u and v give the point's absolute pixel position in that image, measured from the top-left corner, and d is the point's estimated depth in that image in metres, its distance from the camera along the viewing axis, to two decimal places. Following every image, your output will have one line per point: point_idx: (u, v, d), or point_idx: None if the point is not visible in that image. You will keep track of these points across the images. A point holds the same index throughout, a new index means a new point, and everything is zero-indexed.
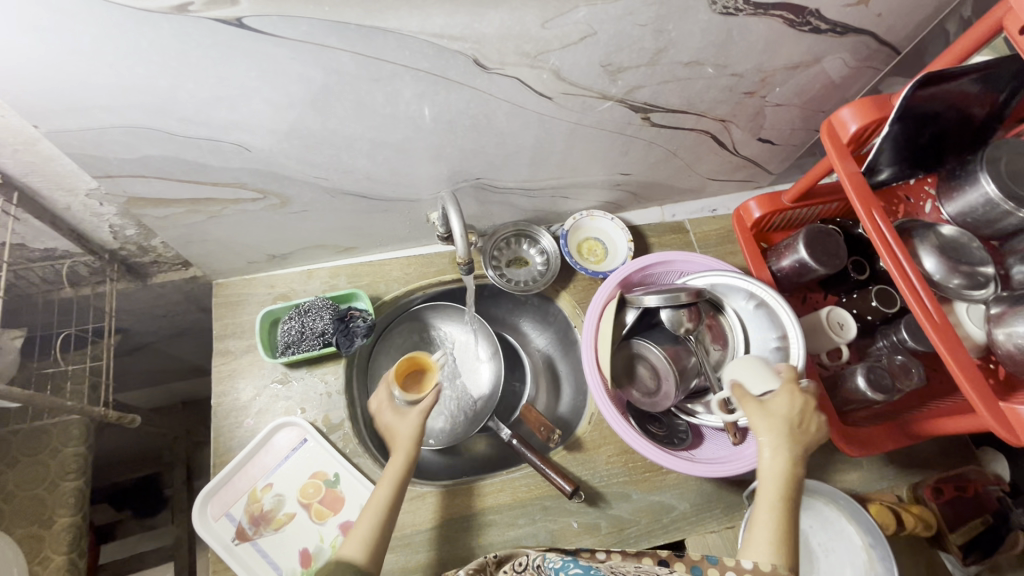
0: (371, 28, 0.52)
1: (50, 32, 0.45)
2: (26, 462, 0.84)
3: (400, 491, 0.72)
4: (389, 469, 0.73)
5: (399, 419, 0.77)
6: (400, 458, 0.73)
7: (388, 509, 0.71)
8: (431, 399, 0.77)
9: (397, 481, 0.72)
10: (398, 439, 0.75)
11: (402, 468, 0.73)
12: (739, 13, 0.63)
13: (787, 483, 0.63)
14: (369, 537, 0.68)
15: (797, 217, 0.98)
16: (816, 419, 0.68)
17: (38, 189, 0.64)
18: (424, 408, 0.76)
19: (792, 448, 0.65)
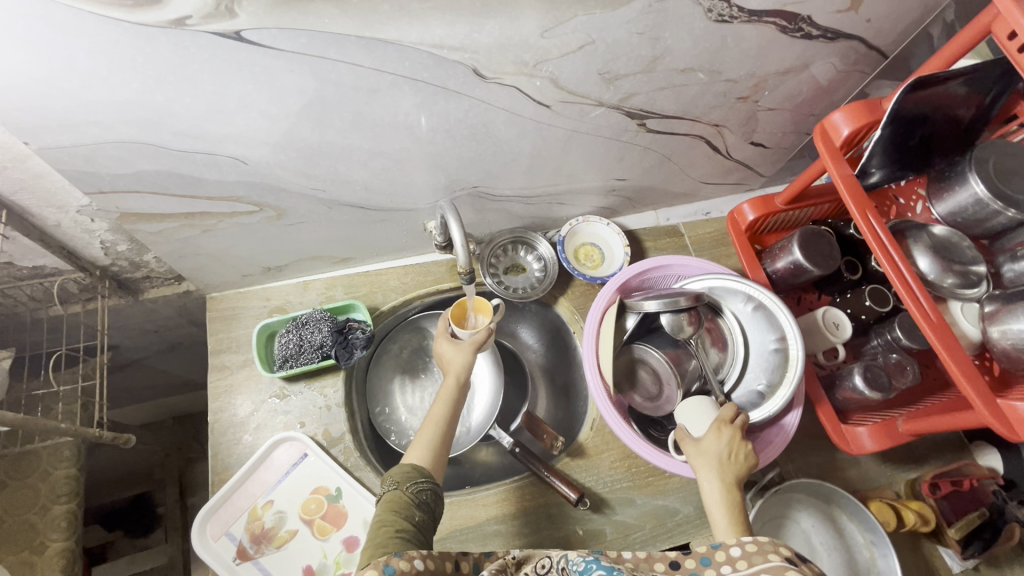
0: (371, 40, 0.51)
1: (42, 47, 0.44)
2: (16, 486, 0.81)
3: (454, 411, 0.75)
4: (444, 389, 0.75)
5: (450, 348, 0.79)
6: (454, 381, 0.76)
7: (446, 427, 0.73)
8: (483, 333, 0.79)
9: (451, 398, 0.75)
10: (449, 365, 0.77)
11: (454, 388, 0.75)
12: (734, 21, 0.64)
13: (730, 509, 0.65)
14: (433, 446, 0.70)
15: (790, 219, 1.00)
16: (744, 449, 0.70)
17: (28, 206, 0.63)
18: (477, 339, 0.78)
19: (725, 476, 0.67)
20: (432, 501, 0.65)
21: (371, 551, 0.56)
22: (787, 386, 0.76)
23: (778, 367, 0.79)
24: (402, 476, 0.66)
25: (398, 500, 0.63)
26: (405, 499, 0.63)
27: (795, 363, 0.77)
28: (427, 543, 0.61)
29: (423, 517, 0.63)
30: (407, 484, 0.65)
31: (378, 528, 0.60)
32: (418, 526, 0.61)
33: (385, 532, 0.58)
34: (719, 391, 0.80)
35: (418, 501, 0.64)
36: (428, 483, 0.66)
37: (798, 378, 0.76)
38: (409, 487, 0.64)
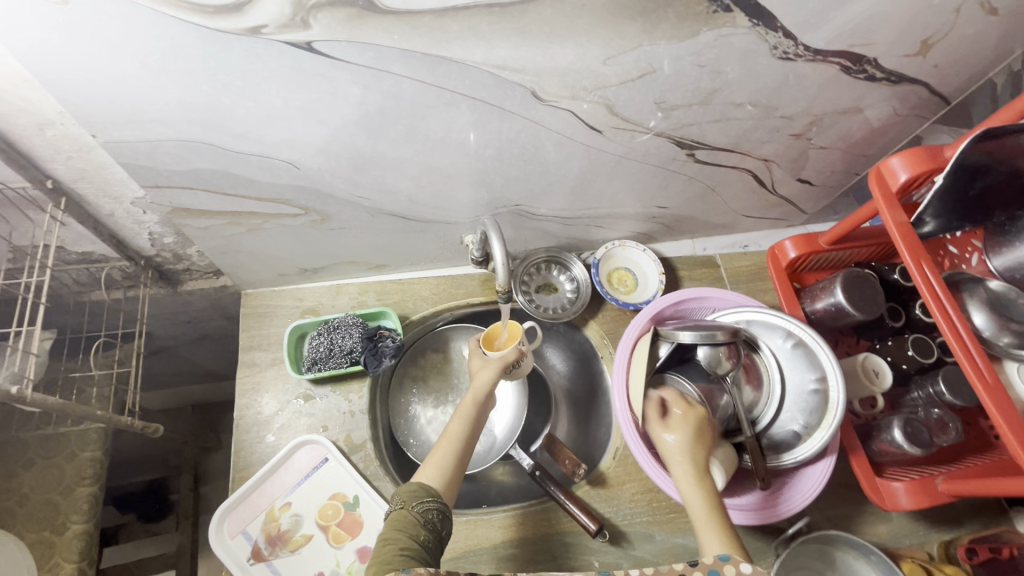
0: (435, 57, 0.52)
1: (122, 47, 0.45)
2: (44, 464, 0.83)
3: (474, 430, 0.74)
4: (462, 407, 0.75)
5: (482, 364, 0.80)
6: (473, 398, 0.75)
7: (462, 448, 0.71)
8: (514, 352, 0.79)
9: (472, 415, 0.74)
10: (475, 380, 0.77)
11: (477, 403, 0.75)
12: (797, 59, 0.63)
13: (696, 482, 0.68)
14: (446, 467, 0.68)
15: (830, 259, 0.97)
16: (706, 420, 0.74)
17: (85, 196, 0.64)
18: (505, 359, 0.78)
19: (689, 449, 0.71)
20: (440, 523, 0.63)
21: (376, 570, 0.55)
22: (825, 429, 0.76)
23: (816, 409, 0.77)
24: (409, 494, 0.65)
25: (404, 518, 0.61)
26: (412, 518, 0.61)
27: (835, 406, 0.76)
28: (430, 564, 0.59)
29: (428, 536, 0.61)
30: (413, 503, 0.63)
31: (383, 545, 0.59)
32: (423, 545, 0.60)
33: (390, 549, 0.57)
34: (750, 430, 0.78)
35: (424, 520, 0.62)
36: (436, 502, 0.64)
37: (837, 421, 0.75)
38: (415, 506, 0.63)
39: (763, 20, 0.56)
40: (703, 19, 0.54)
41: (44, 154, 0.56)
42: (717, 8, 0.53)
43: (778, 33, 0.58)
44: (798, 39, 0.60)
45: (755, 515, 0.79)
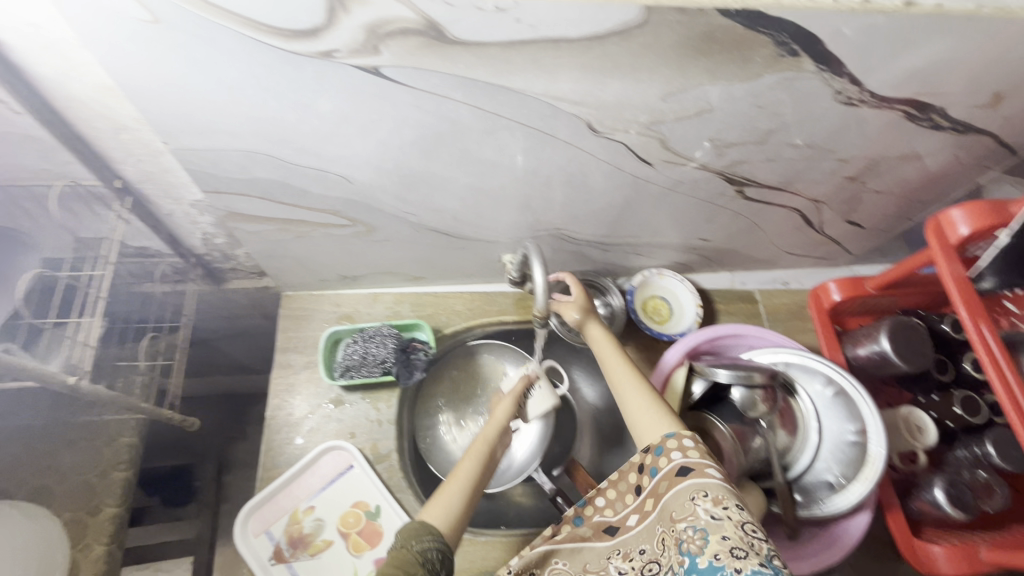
0: (498, 86, 0.52)
1: (203, 64, 0.46)
2: (83, 445, 0.85)
3: (484, 472, 0.69)
4: (473, 447, 0.71)
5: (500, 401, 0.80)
6: (485, 437, 0.72)
7: (471, 488, 0.66)
8: (520, 382, 0.81)
9: (483, 454, 0.70)
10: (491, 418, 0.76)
11: (489, 442, 0.71)
12: (861, 105, 0.62)
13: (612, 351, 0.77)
14: (453, 506, 0.63)
15: (875, 304, 0.94)
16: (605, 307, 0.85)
17: (149, 196, 0.66)
18: (515, 390, 0.79)
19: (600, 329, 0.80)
20: (440, 567, 0.57)
21: None
22: (861, 482, 0.75)
23: (853, 462, 0.76)
24: (410, 532, 0.60)
25: (403, 557, 0.56)
26: (409, 558, 0.56)
27: (872, 460, 0.75)
28: None
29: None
30: (413, 541, 0.58)
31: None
32: None
33: None
34: (782, 476, 0.77)
35: (423, 559, 0.56)
36: (436, 542, 0.58)
37: (876, 476, 0.74)
38: (414, 545, 0.57)
39: (829, 65, 0.55)
40: (767, 61, 0.53)
41: (117, 156, 0.59)
42: (784, 52, 0.52)
43: (843, 79, 0.57)
44: (864, 85, 0.59)
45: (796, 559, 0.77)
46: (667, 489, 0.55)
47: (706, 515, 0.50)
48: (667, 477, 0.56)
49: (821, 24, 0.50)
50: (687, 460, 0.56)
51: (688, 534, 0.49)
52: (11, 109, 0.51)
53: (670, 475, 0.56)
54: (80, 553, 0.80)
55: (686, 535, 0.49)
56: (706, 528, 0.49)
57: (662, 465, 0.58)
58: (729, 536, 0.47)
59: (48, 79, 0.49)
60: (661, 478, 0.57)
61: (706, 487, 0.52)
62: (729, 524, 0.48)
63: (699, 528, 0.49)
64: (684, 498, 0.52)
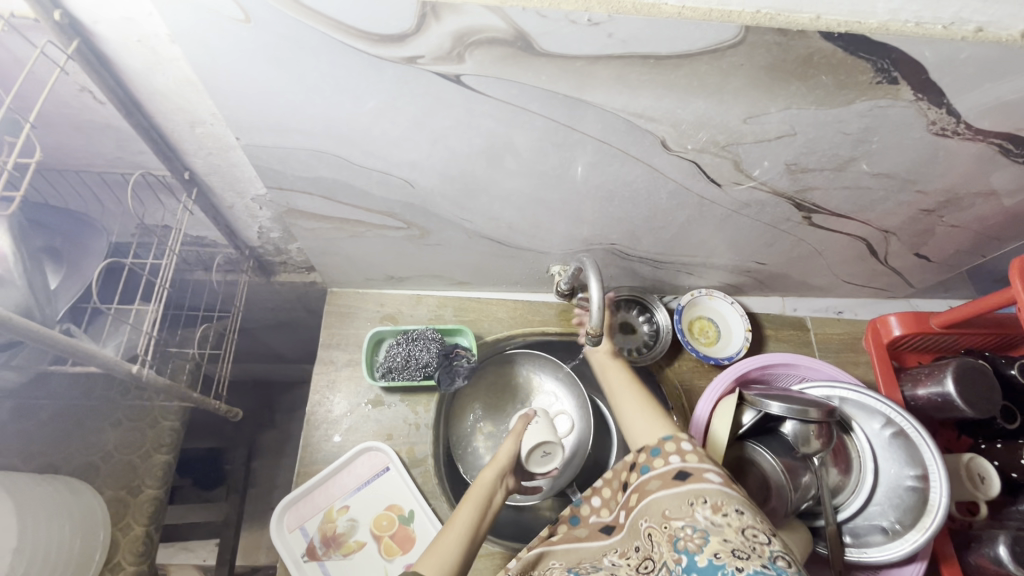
0: (578, 100, 0.51)
1: (287, 64, 0.46)
2: (129, 426, 0.87)
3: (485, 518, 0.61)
4: (472, 490, 0.64)
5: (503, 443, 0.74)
6: (483, 481, 0.65)
7: (471, 537, 0.59)
8: (519, 421, 0.76)
9: (482, 498, 0.63)
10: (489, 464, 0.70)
11: (488, 484, 0.65)
12: (954, 136, 0.58)
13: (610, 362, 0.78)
14: (449, 556, 0.56)
15: (938, 342, 0.90)
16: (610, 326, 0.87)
17: (214, 187, 0.67)
18: (516, 430, 0.74)
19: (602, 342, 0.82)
20: None
21: None
22: (919, 531, 0.70)
23: (911, 509, 0.72)
24: None
25: None
26: None
27: (933, 509, 0.71)
28: None
29: None
30: None
31: None
32: None
33: None
34: (831, 517, 0.73)
35: None
36: None
37: (935, 526, 0.69)
38: None
39: (929, 95, 0.52)
40: (863, 88, 0.50)
41: (189, 148, 0.59)
42: (883, 79, 0.50)
43: (940, 110, 0.54)
44: (961, 117, 0.55)
45: None
46: (659, 487, 0.57)
47: (706, 519, 0.50)
48: (662, 478, 0.57)
49: (928, 52, 0.47)
50: (686, 464, 0.57)
51: (686, 533, 0.50)
52: (95, 98, 0.52)
53: (666, 476, 0.57)
54: (120, 532, 0.81)
55: (685, 535, 0.50)
56: (707, 530, 0.49)
57: (658, 466, 0.59)
58: (731, 537, 0.47)
59: (135, 71, 0.49)
60: (654, 478, 0.58)
61: (705, 492, 0.52)
62: (729, 529, 0.49)
63: (699, 528, 0.50)
64: (683, 500, 0.53)
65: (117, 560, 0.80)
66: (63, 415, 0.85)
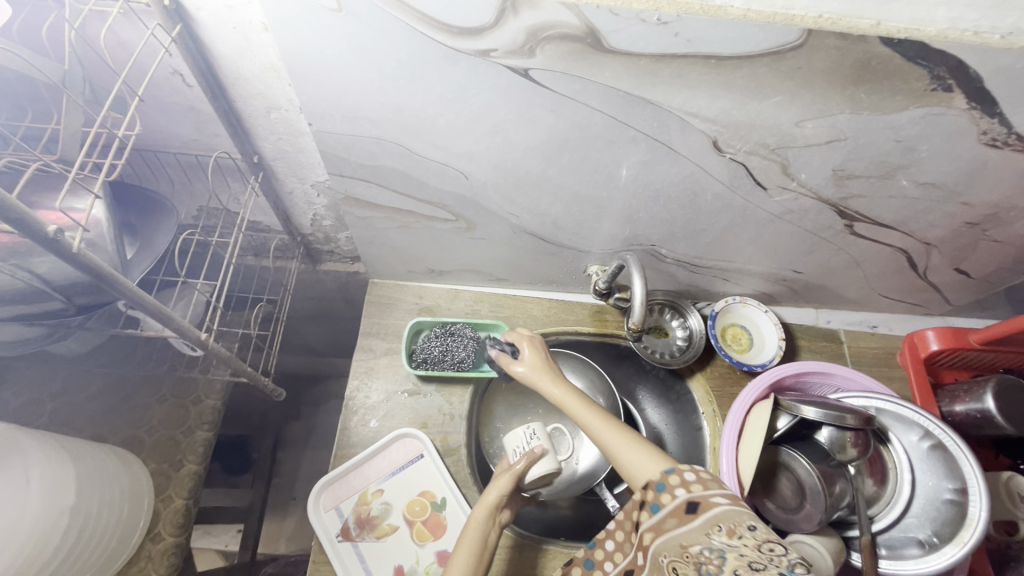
0: (638, 97, 0.53)
1: (367, 52, 0.49)
2: (174, 402, 0.89)
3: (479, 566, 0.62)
4: (466, 534, 0.64)
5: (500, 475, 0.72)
6: (478, 526, 0.64)
7: None
8: (524, 460, 0.71)
9: (476, 548, 0.63)
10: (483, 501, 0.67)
11: (481, 527, 0.64)
12: (1004, 148, 0.59)
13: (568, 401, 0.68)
14: None
15: (977, 360, 0.89)
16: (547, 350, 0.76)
17: (278, 173, 0.70)
18: (517, 470, 0.70)
19: (549, 371, 0.72)
20: None
21: None
22: (957, 545, 0.69)
23: (949, 522, 0.71)
24: None
25: None
26: None
27: (973, 523, 0.69)
28: None
29: None
30: None
31: None
32: None
33: None
34: (866, 527, 0.73)
35: None
36: None
37: (974, 541, 0.68)
38: None
39: (982, 104, 0.53)
40: (917, 95, 0.52)
41: (261, 133, 0.63)
42: (937, 86, 0.51)
43: (992, 120, 0.55)
44: (1013, 128, 0.56)
45: None
46: (673, 525, 0.53)
47: (722, 543, 0.48)
48: (675, 514, 0.53)
49: (986, 60, 0.48)
50: (693, 494, 0.53)
51: (705, 557, 0.48)
52: (184, 82, 0.56)
53: (678, 511, 0.53)
54: (161, 504, 0.83)
55: (704, 559, 0.48)
56: (724, 551, 0.48)
57: (667, 501, 0.54)
58: (748, 553, 0.46)
59: (224, 57, 0.53)
60: (668, 515, 0.54)
61: (719, 519, 0.50)
62: (746, 547, 0.47)
63: (716, 549, 0.48)
64: (697, 530, 0.51)
65: (158, 531, 0.82)
66: (113, 388, 0.88)
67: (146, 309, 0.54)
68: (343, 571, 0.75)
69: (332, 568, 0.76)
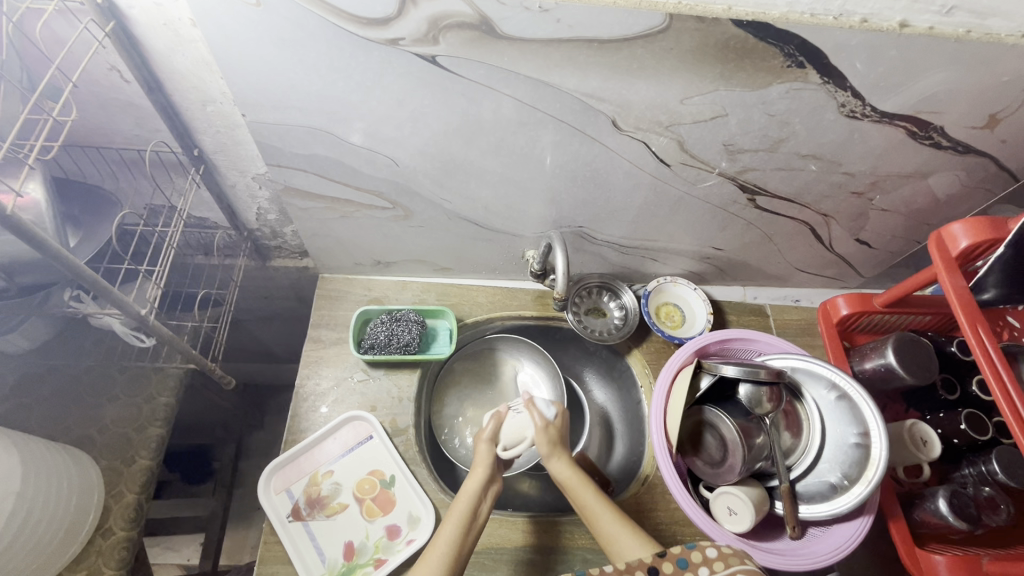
0: (537, 80, 0.60)
1: (288, 43, 0.55)
2: (126, 401, 0.91)
3: (467, 531, 0.70)
4: (454, 507, 0.72)
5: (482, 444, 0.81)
6: (466, 499, 0.73)
7: (458, 549, 0.68)
8: (493, 423, 0.83)
9: (464, 518, 0.71)
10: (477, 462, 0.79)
11: (473, 494, 0.74)
12: (864, 119, 0.67)
13: (576, 482, 0.77)
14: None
15: (885, 322, 0.97)
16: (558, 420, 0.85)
17: (219, 166, 0.75)
18: (489, 434, 0.81)
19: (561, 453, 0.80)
20: None
21: None
22: (864, 485, 0.74)
23: (856, 463, 0.76)
24: None
25: None
26: None
27: (876, 463, 0.75)
28: None
29: None
30: None
31: None
32: None
33: None
34: (785, 475, 0.78)
35: None
36: None
37: (877, 479, 0.73)
38: None
39: (833, 79, 0.61)
40: (777, 71, 0.60)
41: (199, 126, 0.67)
42: (791, 63, 0.59)
43: (846, 93, 0.63)
44: (866, 100, 0.65)
45: (788, 552, 0.78)
46: None
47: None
48: None
49: (825, 39, 0.56)
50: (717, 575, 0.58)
51: None
52: (122, 77, 0.60)
53: None
54: (112, 499, 0.84)
55: None
56: None
57: None
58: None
59: (159, 53, 0.58)
60: None
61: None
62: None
63: None
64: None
65: (109, 526, 0.82)
66: (64, 387, 0.89)
67: (86, 283, 0.58)
68: (292, 549, 0.77)
69: (281, 547, 0.78)
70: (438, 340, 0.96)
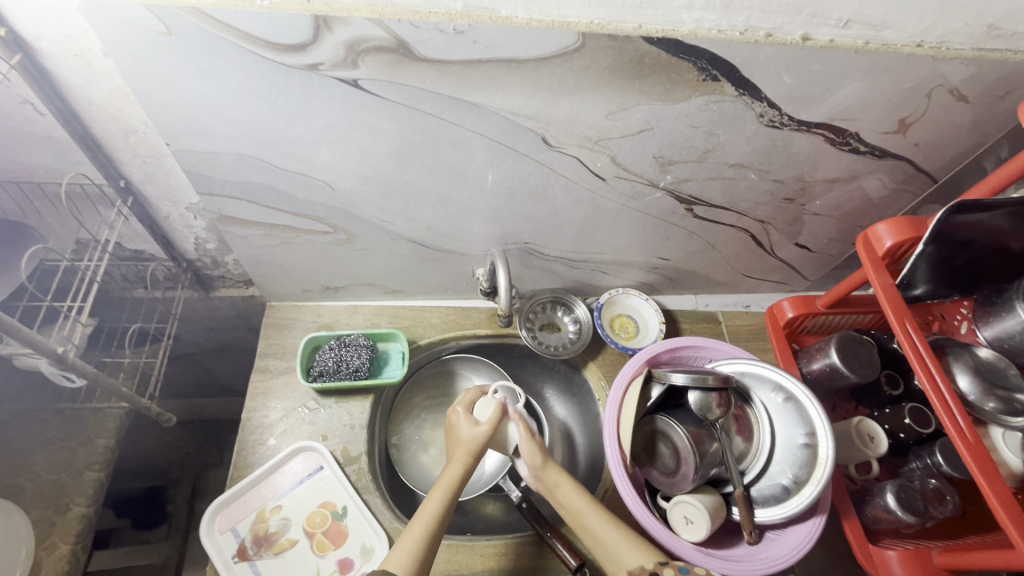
0: (461, 100, 0.61)
1: (205, 71, 0.54)
2: (60, 445, 0.86)
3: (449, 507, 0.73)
4: (442, 482, 0.75)
5: (468, 426, 0.81)
6: (455, 476, 0.76)
7: (438, 520, 0.70)
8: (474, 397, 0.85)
9: (449, 493, 0.73)
10: (461, 443, 0.79)
11: (456, 479, 0.75)
12: (784, 127, 0.70)
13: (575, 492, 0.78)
14: (415, 549, 0.66)
15: (831, 323, 1.00)
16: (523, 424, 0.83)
17: (149, 197, 0.74)
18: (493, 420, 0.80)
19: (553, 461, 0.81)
20: None
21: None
22: (814, 485, 0.74)
23: (805, 464, 0.77)
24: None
25: None
26: None
27: (823, 462, 0.75)
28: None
29: None
30: None
31: None
32: None
33: None
34: (738, 480, 0.78)
35: None
36: None
37: (826, 477, 0.74)
38: None
39: (748, 90, 0.64)
40: (693, 85, 0.62)
41: (124, 156, 0.66)
42: (706, 77, 0.61)
43: (762, 103, 0.66)
44: (783, 110, 0.67)
45: (742, 559, 0.78)
46: None
47: None
48: None
49: (734, 53, 0.59)
50: None
51: None
52: (36, 110, 0.59)
53: None
54: (43, 552, 0.79)
55: None
56: None
57: None
58: None
59: (72, 84, 0.57)
60: None
61: None
62: None
63: None
64: None
65: None
66: None
67: (5, 329, 0.55)
68: None
69: None
70: (390, 364, 0.94)
